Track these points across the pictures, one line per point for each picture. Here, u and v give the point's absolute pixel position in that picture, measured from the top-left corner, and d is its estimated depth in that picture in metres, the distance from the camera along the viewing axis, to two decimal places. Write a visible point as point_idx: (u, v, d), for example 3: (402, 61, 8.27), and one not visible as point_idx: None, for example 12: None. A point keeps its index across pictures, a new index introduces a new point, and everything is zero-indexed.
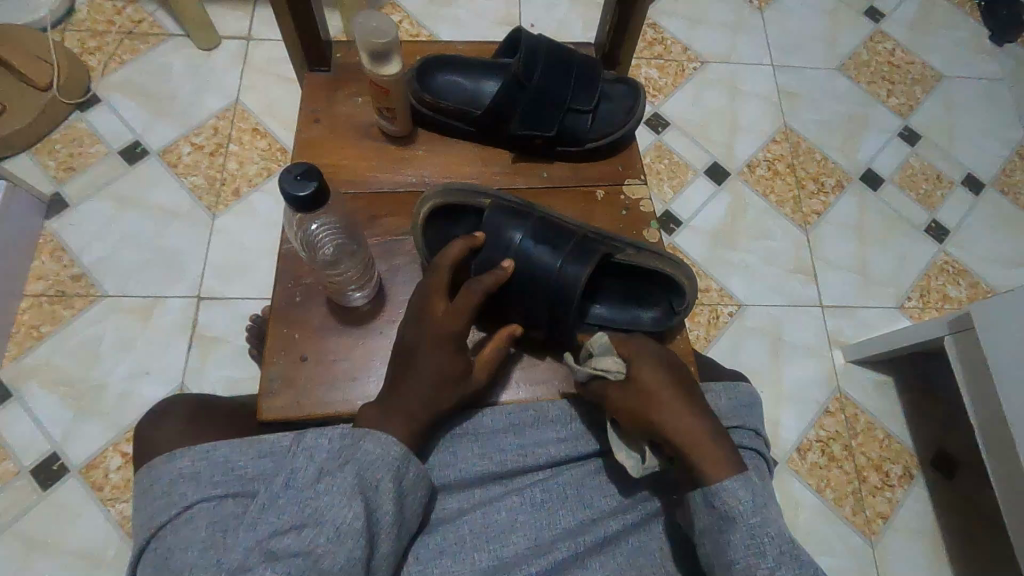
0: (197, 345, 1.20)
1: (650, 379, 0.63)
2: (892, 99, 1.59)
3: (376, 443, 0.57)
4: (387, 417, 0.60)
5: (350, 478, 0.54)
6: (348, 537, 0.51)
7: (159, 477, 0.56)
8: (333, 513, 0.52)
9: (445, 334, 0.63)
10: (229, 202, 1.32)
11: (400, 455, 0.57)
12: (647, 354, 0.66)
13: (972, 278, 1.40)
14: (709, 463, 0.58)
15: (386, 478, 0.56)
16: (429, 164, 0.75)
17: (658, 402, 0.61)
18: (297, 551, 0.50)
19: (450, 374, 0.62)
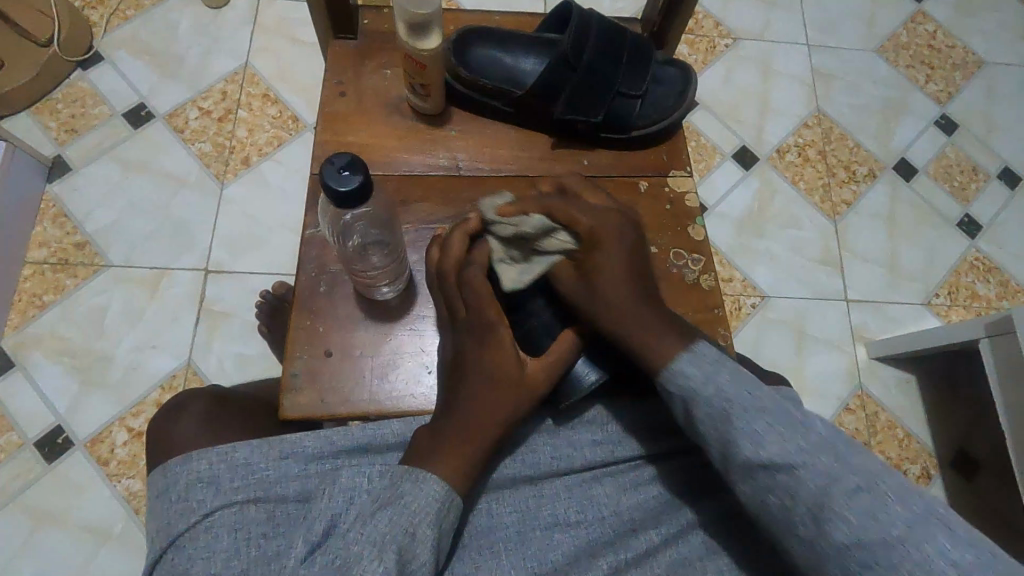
0: (205, 319, 1.16)
1: (602, 262, 0.59)
2: (930, 85, 1.52)
3: (416, 485, 0.52)
4: (433, 454, 0.54)
5: (384, 514, 0.50)
6: None
7: (176, 481, 0.53)
8: (361, 566, 0.46)
9: (485, 331, 0.58)
10: (239, 170, 1.26)
11: (442, 505, 0.52)
12: (609, 232, 0.60)
13: (1003, 276, 1.36)
14: (655, 352, 0.56)
15: (424, 524, 0.50)
16: (463, 145, 0.71)
17: (613, 308, 0.58)
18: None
19: (507, 375, 0.57)
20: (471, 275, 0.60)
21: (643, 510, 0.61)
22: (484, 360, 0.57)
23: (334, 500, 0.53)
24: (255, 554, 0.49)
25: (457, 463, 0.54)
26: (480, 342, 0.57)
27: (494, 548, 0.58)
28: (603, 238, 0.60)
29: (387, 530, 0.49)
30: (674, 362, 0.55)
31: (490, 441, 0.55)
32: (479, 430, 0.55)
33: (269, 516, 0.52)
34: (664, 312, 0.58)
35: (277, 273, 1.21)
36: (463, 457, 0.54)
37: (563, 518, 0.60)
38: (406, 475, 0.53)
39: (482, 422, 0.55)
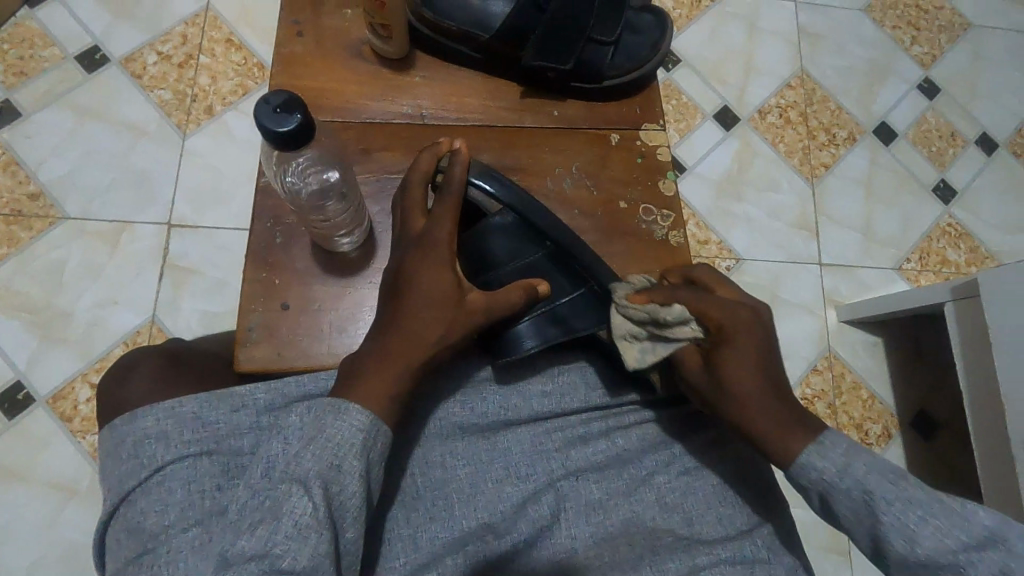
0: (168, 275, 1.13)
1: (736, 374, 0.57)
2: (916, 47, 1.50)
3: (338, 418, 0.50)
4: (357, 384, 0.52)
5: (309, 451, 0.48)
6: (308, 530, 0.45)
7: (124, 439, 0.51)
8: (289, 504, 0.45)
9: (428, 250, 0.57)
10: (202, 120, 1.21)
11: (367, 437, 0.50)
12: (741, 322, 0.58)
13: (973, 242, 1.38)
14: (778, 442, 0.55)
15: (350, 457, 0.49)
16: (426, 93, 0.68)
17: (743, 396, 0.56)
18: (253, 555, 0.44)
19: (443, 295, 0.55)
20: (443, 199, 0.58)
21: (589, 462, 0.61)
22: (422, 278, 0.56)
23: (274, 440, 0.51)
24: (208, 506, 0.49)
25: (385, 388, 0.52)
26: (422, 257, 0.56)
27: (446, 499, 0.58)
28: (735, 333, 0.58)
29: (310, 465, 0.47)
30: (804, 456, 0.54)
31: (421, 365, 0.54)
32: (410, 350, 0.54)
33: (223, 470, 0.51)
34: (789, 402, 0.57)
35: (243, 228, 1.17)
36: (385, 386, 0.52)
37: (509, 468, 0.59)
38: (329, 405, 0.51)
39: (414, 343, 0.54)
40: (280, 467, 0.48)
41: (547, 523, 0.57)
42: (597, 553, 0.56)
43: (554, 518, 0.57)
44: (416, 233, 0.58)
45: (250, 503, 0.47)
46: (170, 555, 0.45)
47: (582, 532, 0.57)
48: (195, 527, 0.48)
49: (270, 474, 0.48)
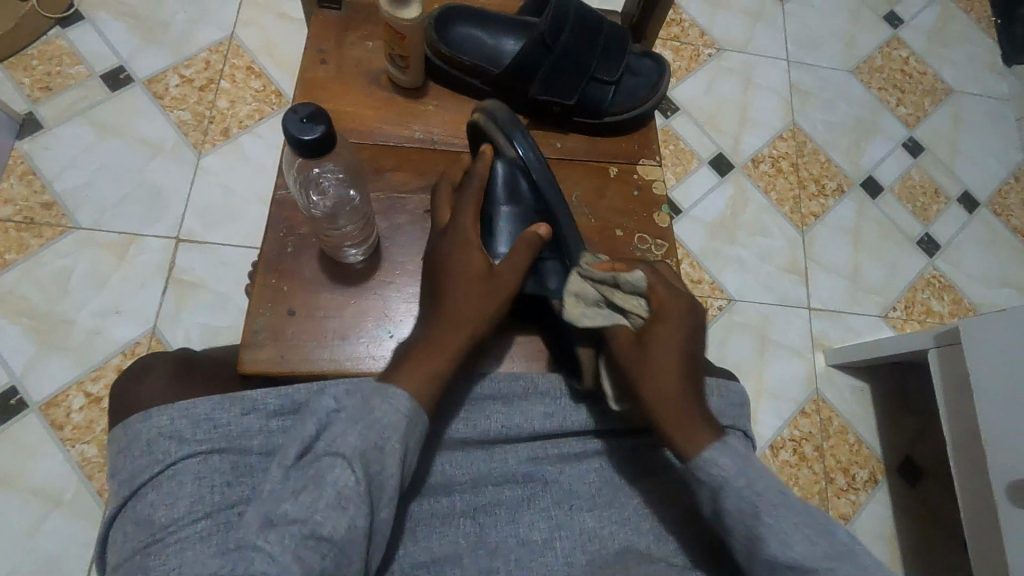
0: (173, 287, 1.15)
1: (660, 342, 0.60)
2: (900, 108, 1.58)
3: (385, 399, 0.53)
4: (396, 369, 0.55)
5: (312, 500, 0.48)
6: (349, 501, 0.48)
7: (137, 436, 0.52)
8: (332, 475, 0.49)
9: (460, 236, 0.62)
10: (217, 141, 1.26)
11: (410, 417, 0.53)
12: (678, 309, 0.62)
13: (957, 294, 1.42)
14: (682, 432, 0.57)
15: (393, 439, 0.52)
16: (439, 121, 0.72)
17: (661, 372, 0.59)
18: (296, 518, 0.47)
19: (476, 270, 0.60)
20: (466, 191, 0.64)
21: (584, 486, 0.64)
22: (455, 261, 0.61)
23: (277, 471, 0.50)
24: (218, 500, 0.51)
25: (424, 363, 0.56)
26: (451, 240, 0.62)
27: (449, 507, 0.62)
28: (669, 312, 0.62)
29: (314, 515, 0.47)
30: (708, 452, 0.56)
31: (461, 349, 0.58)
32: (448, 328, 0.58)
33: (232, 467, 0.53)
34: (699, 401, 0.59)
35: (249, 246, 1.20)
36: (389, 432, 0.52)
37: (508, 494, 0.63)
38: (373, 393, 0.53)
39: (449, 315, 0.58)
40: (283, 509, 0.47)
41: (540, 546, 0.60)
42: None
43: (546, 543, 0.60)
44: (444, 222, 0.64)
45: (240, 545, 0.46)
46: (181, 544, 0.48)
47: (574, 557, 0.60)
48: (204, 519, 0.50)
49: (270, 515, 0.47)
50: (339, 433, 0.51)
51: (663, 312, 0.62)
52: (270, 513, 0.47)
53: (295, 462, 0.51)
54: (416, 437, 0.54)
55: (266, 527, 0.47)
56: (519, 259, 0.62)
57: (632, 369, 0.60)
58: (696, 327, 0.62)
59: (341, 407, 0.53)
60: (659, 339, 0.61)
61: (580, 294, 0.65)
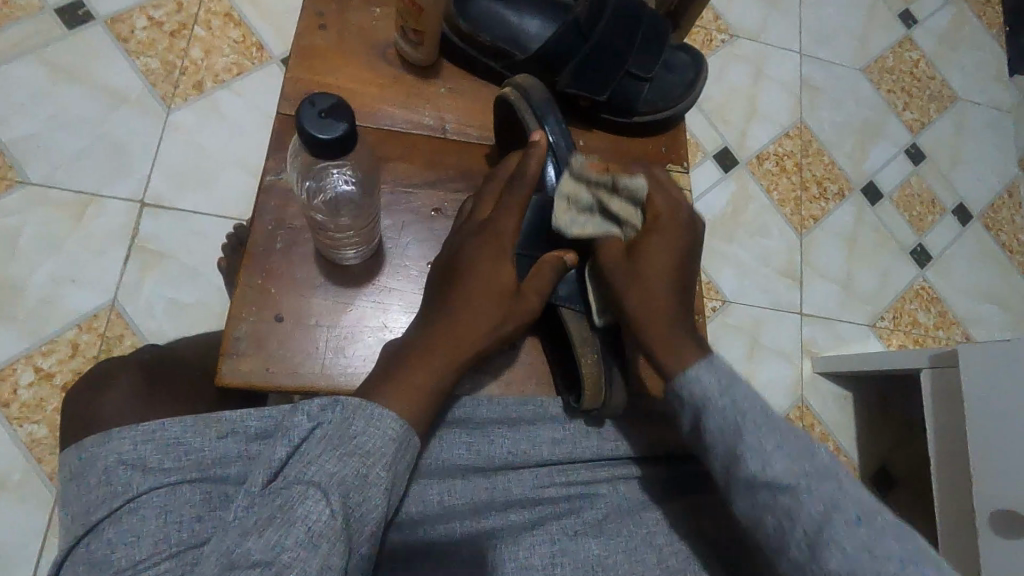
0: (136, 256, 1.05)
1: (653, 254, 0.60)
2: (906, 113, 1.55)
3: (370, 422, 0.46)
4: (377, 385, 0.49)
5: (280, 538, 0.41)
6: (323, 539, 0.41)
7: (95, 463, 0.45)
8: (303, 507, 0.42)
9: (494, 240, 0.55)
10: (190, 95, 1.14)
11: (399, 442, 0.47)
12: (675, 227, 0.62)
13: (943, 307, 1.43)
14: (670, 349, 0.57)
15: (378, 465, 0.45)
16: (452, 106, 0.65)
17: (649, 279, 0.59)
18: (258, 560, 0.40)
19: (500, 287, 0.54)
20: (514, 190, 0.56)
21: (595, 517, 0.58)
22: (481, 267, 0.54)
23: (244, 498, 0.44)
24: (186, 539, 0.44)
25: (422, 380, 0.50)
26: (483, 244, 0.55)
27: (439, 541, 0.55)
28: (666, 225, 0.61)
29: (281, 556, 0.40)
30: (692, 367, 0.56)
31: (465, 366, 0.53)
32: (458, 344, 0.52)
33: (205, 498, 0.46)
34: (689, 324, 0.59)
35: (222, 215, 1.10)
36: (373, 458, 0.45)
37: (511, 521, 0.57)
38: (354, 408, 0.47)
39: (466, 331, 0.52)
40: (245, 549, 0.40)
41: (542, 574, 0.54)
42: None
43: (549, 569, 0.54)
44: (482, 220, 0.57)
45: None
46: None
47: None
48: (169, 561, 0.43)
49: (229, 557, 0.40)
50: (315, 456, 0.44)
51: (659, 222, 0.61)
52: (231, 554, 0.40)
53: (264, 488, 0.44)
54: (404, 463, 0.48)
55: (224, 570, 0.40)
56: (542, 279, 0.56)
57: (620, 279, 0.59)
58: (695, 227, 0.62)
59: (320, 423, 0.46)
60: (653, 252, 0.60)
61: (572, 196, 0.61)
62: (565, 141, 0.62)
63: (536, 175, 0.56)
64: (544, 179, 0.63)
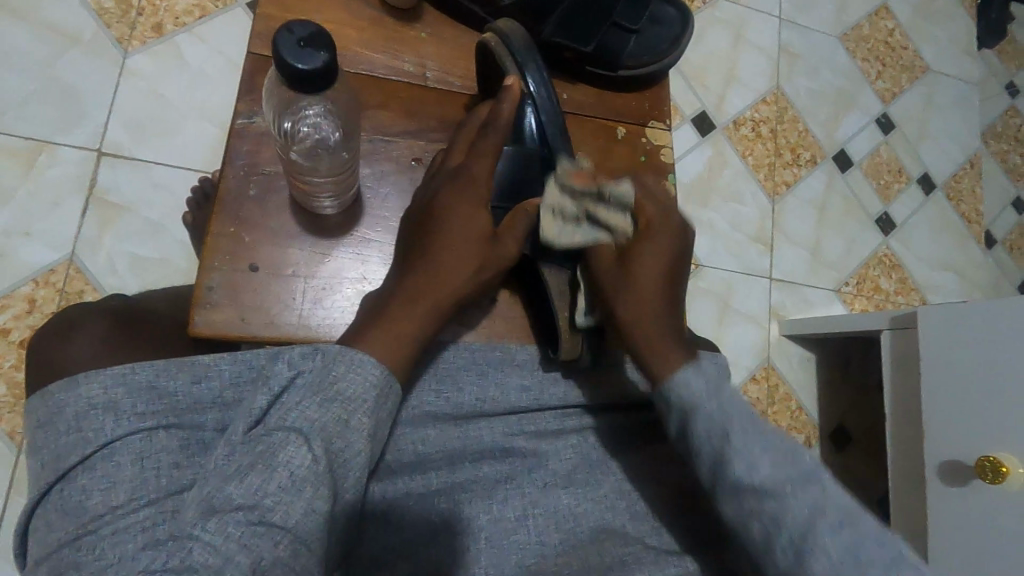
0: (94, 208, 1.00)
1: (645, 275, 0.58)
2: (879, 82, 1.57)
3: (350, 369, 0.45)
4: (360, 332, 0.48)
5: (263, 483, 0.40)
6: (305, 483, 0.41)
7: (62, 410, 0.43)
8: (286, 453, 0.41)
9: (470, 185, 0.54)
10: (148, 38, 1.07)
11: (380, 391, 0.46)
12: (663, 234, 0.59)
13: (904, 274, 1.48)
14: (658, 359, 0.56)
15: (360, 412, 0.45)
16: (433, 52, 0.63)
17: (642, 293, 0.58)
18: (241, 503, 0.40)
19: (475, 232, 0.53)
20: (485, 137, 0.55)
21: (561, 469, 0.59)
22: (459, 213, 0.53)
23: (224, 446, 0.42)
24: (167, 484, 0.43)
25: (407, 327, 0.49)
26: (457, 189, 0.54)
27: (414, 492, 0.55)
28: (656, 231, 0.59)
29: (265, 501, 0.40)
30: (684, 374, 0.55)
31: (443, 311, 0.52)
32: (439, 292, 0.51)
33: (183, 445, 0.45)
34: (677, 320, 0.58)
35: (186, 167, 1.05)
36: (354, 404, 0.44)
37: (484, 472, 0.57)
38: (336, 354, 0.46)
39: (441, 277, 0.52)
40: (227, 493, 0.40)
41: (512, 524, 0.55)
42: (563, 561, 0.53)
43: (519, 520, 0.55)
44: (454, 166, 0.55)
45: (173, 536, 0.38)
46: (120, 536, 0.40)
47: (552, 543, 0.55)
48: (149, 507, 0.42)
49: (210, 502, 0.39)
50: (296, 403, 0.44)
51: (651, 229, 0.59)
52: (212, 498, 0.39)
53: (245, 436, 0.43)
54: (385, 411, 0.47)
55: (205, 514, 0.39)
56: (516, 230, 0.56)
57: (611, 290, 0.58)
58: (684, 244, 0.60)
59: (300, 371, 0.46)
60: (640, 271, 0.58)
61: (557, 209, 0.57)
62: (547, 90, 0.60)
63: (508, 123, 0.55)
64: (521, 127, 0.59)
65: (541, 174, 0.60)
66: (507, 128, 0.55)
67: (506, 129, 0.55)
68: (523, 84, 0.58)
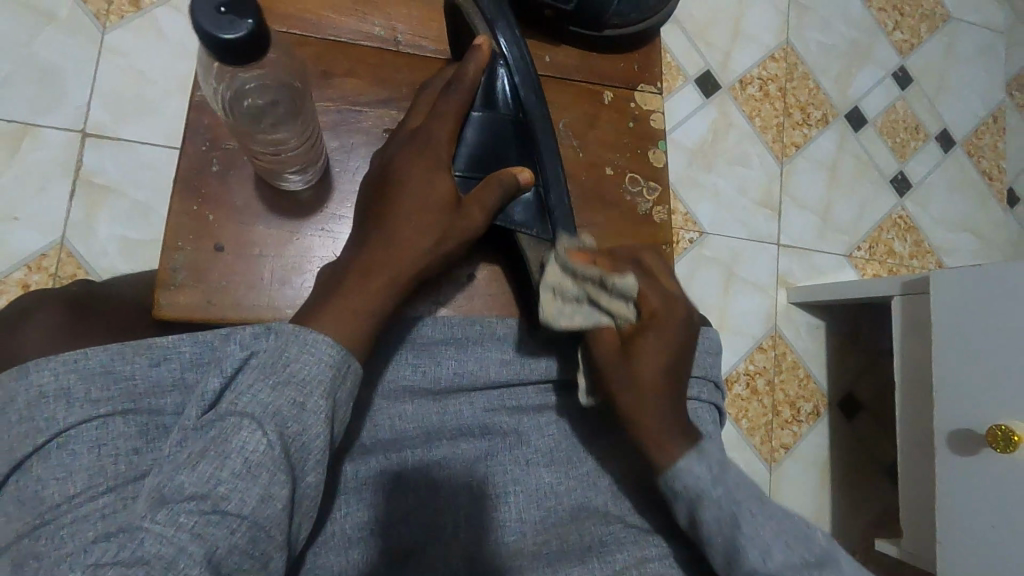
0: (81, 191, 0.99)
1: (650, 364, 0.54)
2: (897, 33, 1.49)
3: (303, 350, 0.44)
4: (324, 313, 0.46)
5: (216, 470, 0.39)
6: (260, 469, 0.40)
7: (13, 398, 0.42)
8: (239, 437, 0.40)
9: (428, 151, 0.52)
10: (125, 12, 1.04)
11: (335, 372, 0.44)
12: (671, 318, 0.57)
13: (919, 236, 1.42)
14: (654, 447, 0.54)
15: (316, 393, 0.43)
16: (403, 14, 0.60)
17: (644, 382, 0.54)
18: (192, 493, 0.38)
19: (439, 200, 0.51)
20: (448, 97, 0.53)
21: (542, 448, 0.59)
22: (417, 180, 0.51)
23: (178, 433, 0.41)
24: (125, 472, 0.42)
25: (360, 305, 0.47)
26: (416, 156, 0.52)
27: (395, 468, 0.55)
28: (663, 319, 0.56)
29: (218, 488, 0.39)
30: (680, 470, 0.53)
31: (405, 283, 0.50)
32: (396, 265, 0.49)
33: (142, 431, 0.44)
34: (679, 407, 0.55)
35: (172, 148, 1.03)
36: (309, 386, 0.43)
37: (465, 449, 0.56)
38: (288, 335, 0.44)
39: (402, 247, 0.50)
40: (178, 482, 0.38)
41: (491, 502, 0.55)
42: (544, 540, 0.54)
43: (498, 497, 0.56)
44: (414, 131, 0.54)
45: (123, 527, 0.37)
46: (78, 525, 0.38)
47: (531, 520, 0.56)
48: (107, 494, 0.41)
49: (162, 491, 0.38)
50: (249, 386, 0.42)
51: (654, 319, 0.56)
52: (163, 487, 0.38)
53: (199, 420, 0.42)
54: (344, 392, 0.45)
55: (156, 504, 0.38)
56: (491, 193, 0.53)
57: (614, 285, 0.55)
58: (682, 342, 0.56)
59: (253, 351, 0.44)
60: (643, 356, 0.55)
61: (557, 288, 0.55)
62: (519, 48, 0.57)
63: (471, 83, 0.54)
64: (493, 92, 0.56)
65: (515, 141, 0.57)
66: (467, 87, 0.54)
67: (470, 90, 0.54)
68: (494, 45, 0.56)
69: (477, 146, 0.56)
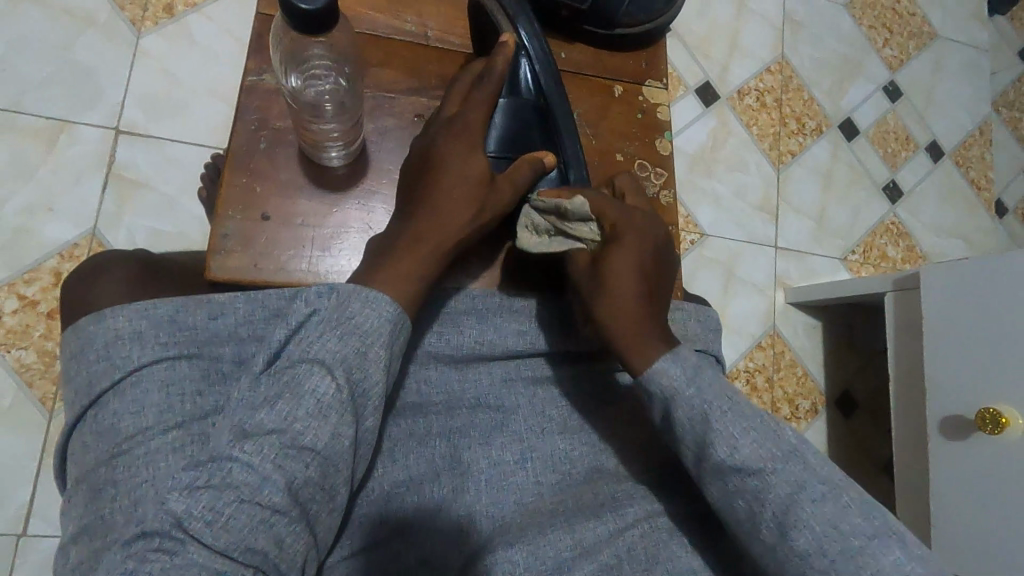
0: (113, 185, 1.04)
1: (623, 266, 0.57)
2: (886, 49, 1.56)
3: (366, 305, 0.48)
4: (373, 272, 0.51)
5: (292, 410, 0.44)
6: (331, 410, 0.45)
7: (93, 338, 0.47)
8: (310, 382, 0.45)
9: (467, 136, 0.56)
10: (159, 19, 1.10)
11: (394, 324, 0.49)
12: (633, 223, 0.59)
13: (911, 242, 1.48)
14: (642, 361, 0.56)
15: (377, 345, 0.47)
16: (433, 13, 0.66)
17: (617, 301, 0.57)
18: (272, 428, 0.43)
19: (476, 179, 0.56)
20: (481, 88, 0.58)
21: (558, 416, 0.63)
22: (457, 162, 0.55)
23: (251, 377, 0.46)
24: (192, 410, 0.47)
25: (410, 269, 0.52)
26: (455, 140, 0.56)
27: (424, 433, 0.59)
28: (624, 229, 0.59)
29: (295, 425, 0.44)
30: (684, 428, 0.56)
31: (449, 254, 0.55)
32: (440, 236, 0.54)
33: (204, 375, 0.48)
34: (659, 315, 0.58)
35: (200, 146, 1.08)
36: (371, 338, 0.47)
37: (481, 420, 0.60)
38: (351, 294, 0.48)
39: (446, 222, 0.54)
40: (258, 419, 0.43)
41: (508, 468, 0.58)
42: (559, 498, 0.58)
43: (518, 464, 0.59)
44: (448, 118, 0.57)
45: (210, 458, 0.42)
46: (153, 455, 0.43)
47: (548, 481, 0.59)
48: (177, 429, 0.45)
49: (244, 426, 0.43)
50: (317, 336, 0.47)
51: (617, 231, 0.59)
52: (244, 423, 0.43)
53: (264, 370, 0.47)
54: (399, 347, 0.50)
55: (240, 437, 0.43)
56: (521, 174, 0.59)
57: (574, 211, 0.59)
58: (657, 261, 0.60)
59: (316, 309, 0.48)
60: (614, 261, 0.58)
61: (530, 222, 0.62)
62: (538, 41, 0.62)
63: (500, 74, 0.58)
64: (518, 82, 0.62)
65: (539, 127, 0.62)
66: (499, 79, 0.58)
67: (500, 79, 0.58)
68: (517, 38, 0.61)
69: (506, 131, 0.61)
